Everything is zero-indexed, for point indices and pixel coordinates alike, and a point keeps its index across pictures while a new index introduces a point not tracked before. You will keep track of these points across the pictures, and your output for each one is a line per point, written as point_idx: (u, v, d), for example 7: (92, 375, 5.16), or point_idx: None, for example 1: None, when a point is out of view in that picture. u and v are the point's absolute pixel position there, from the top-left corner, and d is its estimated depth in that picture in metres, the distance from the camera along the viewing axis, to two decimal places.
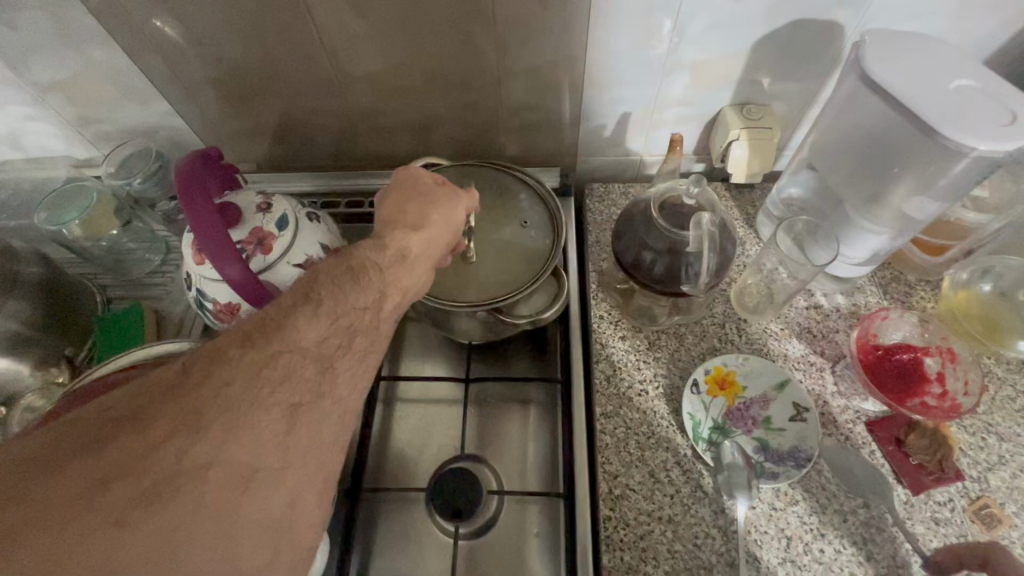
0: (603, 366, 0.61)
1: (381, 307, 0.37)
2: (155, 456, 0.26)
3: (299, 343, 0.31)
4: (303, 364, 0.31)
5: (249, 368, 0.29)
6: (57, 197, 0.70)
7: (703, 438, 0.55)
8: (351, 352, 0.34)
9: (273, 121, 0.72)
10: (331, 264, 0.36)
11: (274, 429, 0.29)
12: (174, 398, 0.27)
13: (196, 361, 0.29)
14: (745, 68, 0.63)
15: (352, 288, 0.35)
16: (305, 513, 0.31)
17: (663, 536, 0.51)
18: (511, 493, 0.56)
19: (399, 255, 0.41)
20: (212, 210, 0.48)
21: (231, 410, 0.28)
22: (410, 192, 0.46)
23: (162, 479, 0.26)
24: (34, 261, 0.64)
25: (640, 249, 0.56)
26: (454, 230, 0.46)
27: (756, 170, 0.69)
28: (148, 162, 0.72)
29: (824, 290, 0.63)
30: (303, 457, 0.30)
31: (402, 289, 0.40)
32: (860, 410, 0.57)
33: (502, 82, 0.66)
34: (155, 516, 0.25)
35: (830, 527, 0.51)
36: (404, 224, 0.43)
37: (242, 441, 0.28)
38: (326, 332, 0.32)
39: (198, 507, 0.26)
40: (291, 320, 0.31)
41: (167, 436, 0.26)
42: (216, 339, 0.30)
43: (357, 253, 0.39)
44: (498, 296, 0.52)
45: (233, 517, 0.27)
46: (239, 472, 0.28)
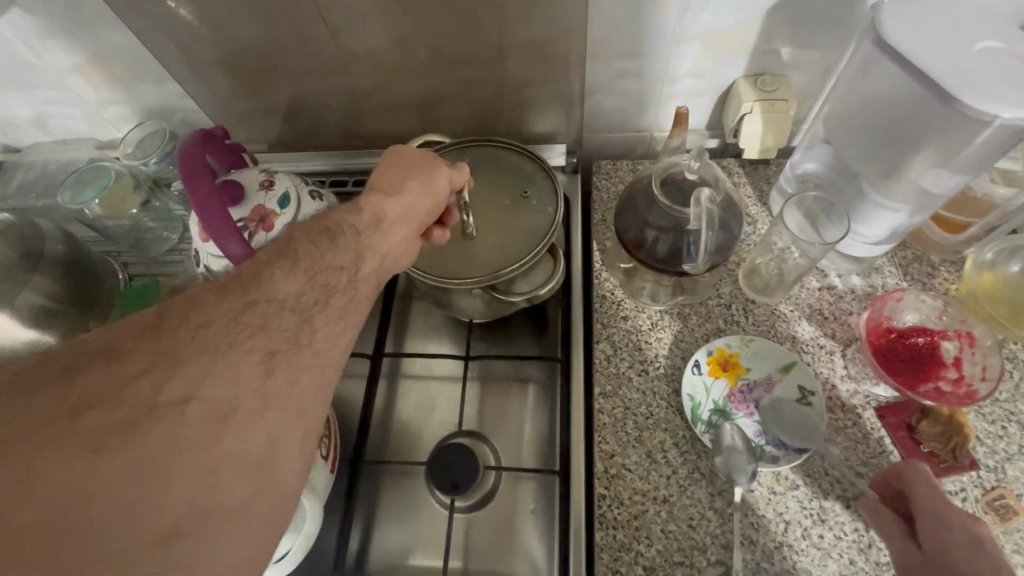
0: (603, 346, 0.60)
1: (359, 266, 0.40)
2: (133, 389, 0.28)
3: (277, 295, 0.34)
4: (281, 314, 0.34)
5: (227, 313, 0.32)
6: (78, 177, 0.73)
7: (703, 420, 0.54)
8: (333, 307, 0.36)
9: (280, 102, 0.72)
10: (311, 226, 0.40)
11: (253, 372, 0.31)
12: (153, 335, 0.30)
13: (174, 307, 0.32)
14: (758, 37, 0.60)
15: (329, 247, 0.39)
16: (291, 458, 0.31)
17: (657, 516, 0.51)
18: (508, 469, 0.56)
19: (376, 219, 0.43)
20: (212, 186, 0.49)
21: (208, 350, 0.30)
22: (392, 163, 0.48)
23: (140, 410, 0.27)
24: (59, 239, 0.67)
25: (643, 228, 0.55)
26: (436, 199, 0.48)
27: (770, 146, 0.66)
28: (163, 141, 0.74)
29: (838, 271, 0.61)
30: (282, 402, 0.31)
31: (380, 250, 0.42)
32: (870, 395, 0.55)
33: (506, 56, 0.64)
34: (132, 444, 0.26)
35: (832, 513, 0.50)
36: (381, 190, 0.46)
37: (220, 378, 0.29)
38: (303, 287, 0.36)
39: (176, 438, 0.27)
40: (269, 274, 0.35)
41: (146, 369, 0.28)
42: (193, 291, 0.33)
43: (335, 216, 0.42)
44: (502, 269, 0.52)
45: (211, 452, 0.28)
46: (216, 409, 0.29)
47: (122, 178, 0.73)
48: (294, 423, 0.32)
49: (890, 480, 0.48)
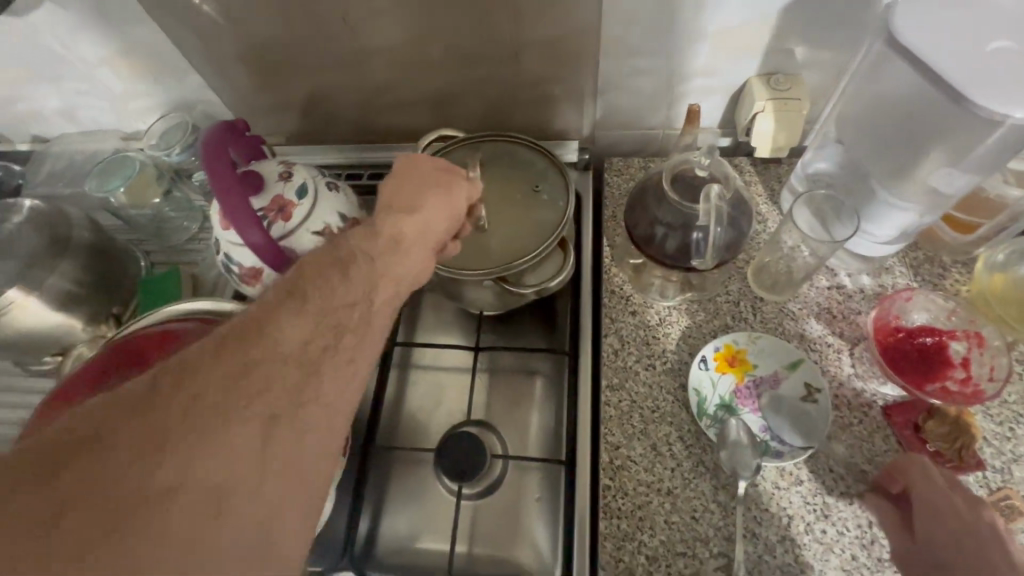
0: (611, 340, 0.61)
1: (372, 299, 0.38)
2: (125, 478, 0.27)
3: (280, 352, 0.32)
4: (284, 370, 0.32)
5: (225, 379, 0.30)
6: (104, 167, 0.75)
7: (708, 415, 0.55)
8: (342, 349, 0.35)
9: (298, 96, 0.74)
10: (321, 256, 0.38)
11: (250, 445, 0.30)
12: (146, 412, 0.29)
13: (170, 374, 0.30)
14: (772, 36, 0.60)
15: (341, 284, 0.37)
16: (289, 528, 0.31)
17: (661, 508, 0.52)
18: (514, 458, 0.57)
19: (392, 243, 0.42)
20: (233, 176, 0.51)
21: (201, 428, 0.29)
22: (404, 185, 0.47)
23: (131, 504, 0.27)
24: (85, 226, 0.69)
25: (652, 224, 0.56)
26: (452, 216, 0.47)
27: (782, 145, 0.66)
28: (185, 133, 0.76)
29: (848, 270, 0.61)
30: (283, 471, 0.31)
31: (393, 276, 0.41)
32: (877, 394, 0.55)
33: (520, 54, 0.65)
34: (121, 546, 0.26)
35: (835, 508, 0.50)
36: (397, 210, 0.45)
37: (215, 462, 0.29)
38: (310, 334, 0.34)
39: (168, 530, 0.27)
40: (272, 324, 0.33)
41: (138, 455, 0.28)
42: (192, 351, 0.32)
43: (351, 243, 0.41)
44: (510, 262, 0.53)
45: (205, 542, 0.28)
46: (211, 494, 0.28)
47: (144, 169, 0.75)
48: (294, 493, 0.31)
49: (892, 483, 0.49)
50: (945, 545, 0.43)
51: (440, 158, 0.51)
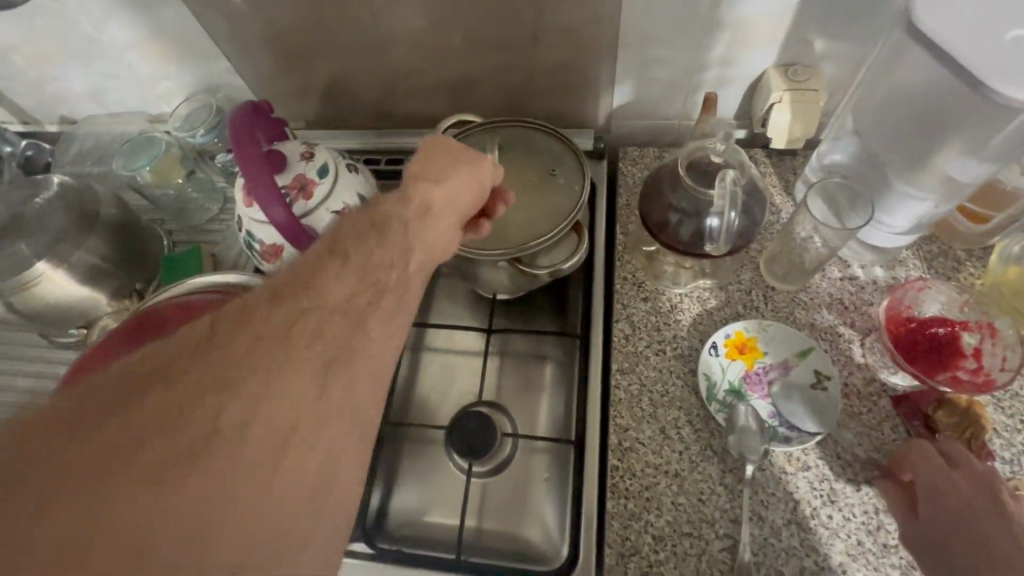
0: (622, 326, 0.61)
1: (407, 263, 0.40)
2: (192, 412, 0.28)
3: (326, 302, 0.34)
4: (333, 318, 0.33)
5: (281, 324, 0.32)
6: (130, 146, 0.77)
7: (717, 399, 0.56)
8: (384, 307, 0.37)
9: (320, 81, 0.76)
10: (357, 219, 0.41)
11: (310, 388, 0.31)
12: (210, 353, 0.30)
13: (229, 319, 0.32)
14: (792, 27, 0.60)
15: (376, 244, 0.39)
16: (344, 473, 0.32)
17: (668, 489, 0.52)
18: (524, 437, 0.58)
19: (422, 209, 0.44)
20: (259, 153, 0.52)
21: (262, 367, 0.30)
22: (432, 159, 0.49)
23: (200, 437, 0.27)
24: (112, 204, 0.72)
25: (666, 210, 0.56)
26: (479, 186, 0.49)
27: (798, 136, 0.66)
28: (209, 115, 0.78)
29: (861, 262, 0.61)
30: (339, 417, 0.32)
31: (424, 241, 0.43)
32: (887, 384, 0.55)
33: (540, 42, 0.66)
34: (194, 476, 0.26)
35: (842, 494, 0.51)
36: (427, 179, 0.47)
37: (277, 399, 0.29)
38: (354, 289, 0.35)
39: (237, 464, 0.28)
40: (319, 278, 0.35)
41: (203, 391, 0.28)
42: (247, 300, 0.33)
43: (383, 207, 0.43)
44: (525, 243, 0.54)
45: (272, 477, 0.28)
46: (277, 432, 0.29)
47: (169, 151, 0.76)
48: (347, 438, 0.32)
49: (902, 470, 0.49)
50: (966, 526, 0.44)
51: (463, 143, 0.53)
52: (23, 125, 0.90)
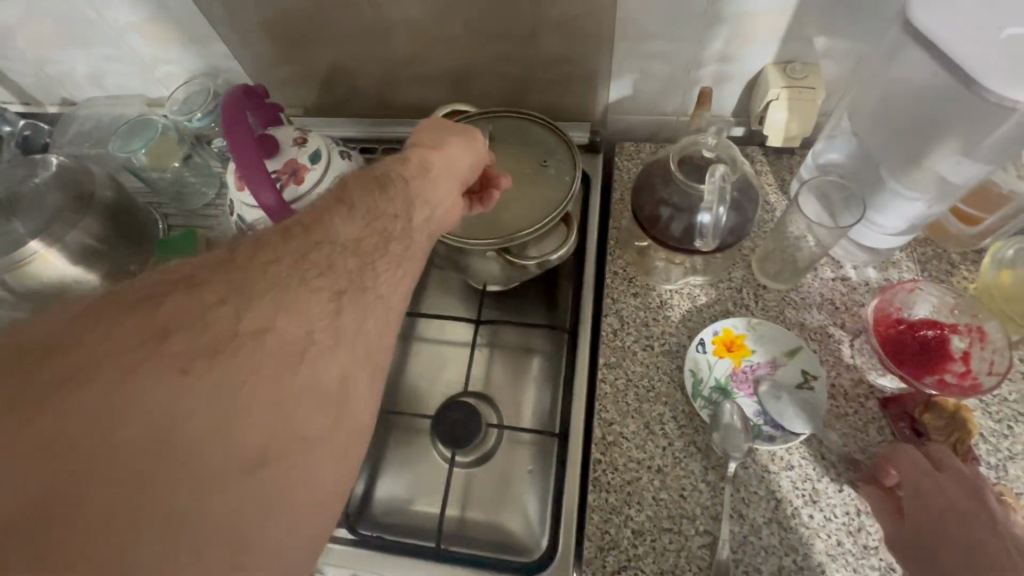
0: (611, 320, 0.61)
1: (411, 218, 0.42)
2: (214, 315, 0.29)
3: (338, 238, 0.36)
4: (344, 255, 0.36)
5: (295, 251, 0.34)
6: (128, 128, 0.77)
7: (702, 396, 0.55)
8: (390, 253, 0.38)
9: (318, 67, 0.75)
10: (362, 175, 0.43)
11: (323, 310, 0.32)
12: (231, 269, 0.32)
13: (246, 247, 0.34)
14: (792, 23, 0.60)
15: (381, 196, 0.41)
16: (357, 395, 0.33)
17: (650, 484, 0.52)
18: (508, 429, 0.58)
19: (422, 168, 0.46)
20: (250, 136, 0.53)
21: (280, 283, 0.32)
22: (434, 126, 0.50)
23: (222, 336, 0.29)
24: (108, 185, 0.72)
25: (658, 205, 0.56)
26: (476, 153, 0.50)
27: (795, 134, 0.66)
28: (206, 99, 0.78)
29: (854, 262, 0.61)
30: (351, 343, 0.33)
31: (426, 199, 0.44)
32: (875, 386, 0.55)
33: (537, 34, 0.66)
34: (216, 368, 0.28)
35: (824, 494, 0.50)
36: (424, 144, 0.48)
37: (293, 311, 0.31)
38: (361, 233, 0.38)
39: (257, 364, 0.29)
40: (329, 220, 0.37)
41: (224, 299, 0.30)
42: (261, 235, 0.35)
43: (385, 167, 0.45)
44: (513, 233, 0.54)
45: (290, 382, 0.30)
46: (294, 342, 0.30)
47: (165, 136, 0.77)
48: (359, 362, 0.33)
49: (886, 471, 0.49)
50: (948, 526, 0.43)
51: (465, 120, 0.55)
52: (24, 105, 0.91)
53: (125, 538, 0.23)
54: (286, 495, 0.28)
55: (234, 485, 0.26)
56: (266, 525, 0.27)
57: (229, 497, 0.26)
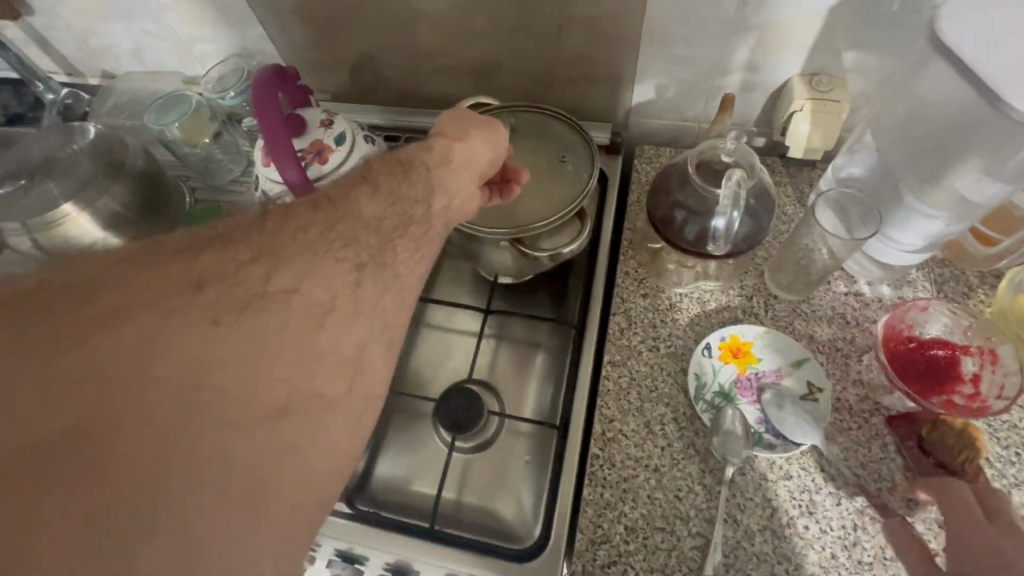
0: (618, 319, 0.62)
1: (430, 203, 0.43)
2: (244, 273, 0.30)
3: (362, 214, 0.37)
4: (367, 231, 0.37)
5: (322, 223, 0.35)
6: (164, 102, 0.79)
7: (705, 400, 0.55)
8: (409, 235, 0.40)
9: (348, 54, 0.77)
10: (385, 159, 0.44)
11: (344, 280, 0.34)
12: (259, 232, 0.32)
13: (275, 212, 0.35)
14: (819, 34, 0.60)
15: (404, 179, 0.42)
16: (369, 364, 0.34)
17: (646, 483, 0.52)
18: (510, 418, 0.59)
19: (444, 157, 0.47)
20: (279, 113, 0.54)
21: (307, 250, 0.33)
22: (464, 119, 0.51)
23: (249, 295, 0.30)
24: (140, 156, 0.74)
25: (673, 207, 0.56)
26: (496, 147, 0.50)
27: (817, 146, 0.65)
28: (239, 78, 0.80)
29: (868, 278, 0.60)
30: (367, 314, 0.35)
31: (445, 187, 0.45)
32: (881, 403, 0.54)
33: (565, 33, 0.67)
34: (242, 325, 0.29)
35: (821, 506, 0.50)
36: (448, 134, 0.49)
37: (315, 278, 0.32)
38: (384, 212, 0.39)
39: (281, 324, 0.30)
40: (354, 195, 0.38)
41: (253, 258, 0.31)
42: (288, 203, 0.36)
43: (409, 153, 0.45)
44: (527, 223, 0.54)
45: (309, 345, 0.31)
46: (316, 307, 0.32)
47: (188, 117, 0.77)
48: (373, 333, 0.35)
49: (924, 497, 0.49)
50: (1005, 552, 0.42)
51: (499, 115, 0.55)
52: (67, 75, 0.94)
53: (127, 527, 0.23)
54: (296, 460, 0.29)
55: (239, 477, 0.26)
56: (268, 518, 0.27)
57: (247, 452, 0.27)
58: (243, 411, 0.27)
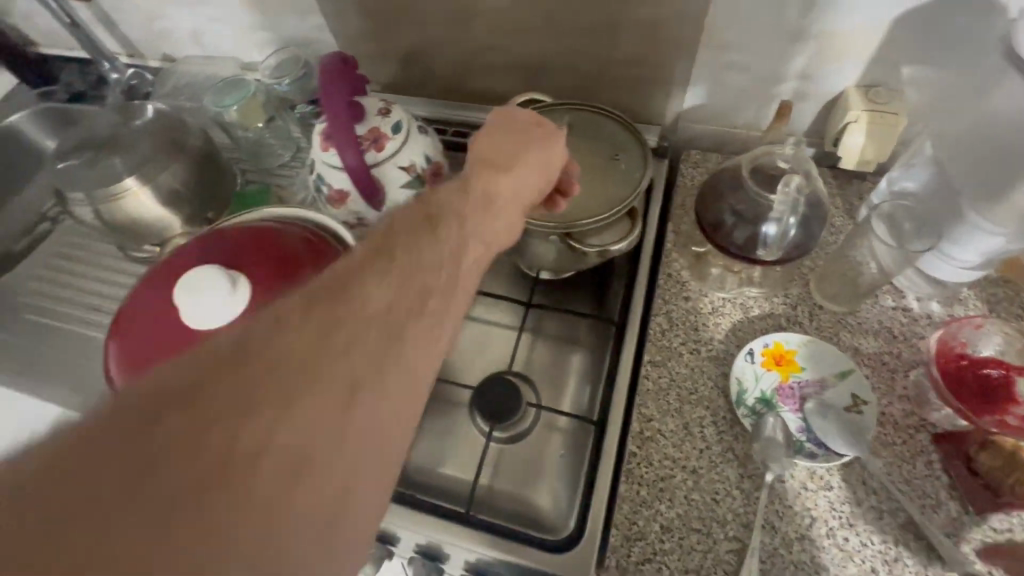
0: (660, 320, 0.62)
1: (459, 260, 0.37)
2: (209, 433, 0.24)
3: (364, 312, 0.30)
4: (367, 332, 0.30)
5: (311, 334, 0.28)
6: (224, 84, 0.82)
7: (746, 405, 0.55)
8: (424, 317, 0.33)
9: (403, 47, 0.79)
10: (409, 216, 0.37)
11: (333, 409, 0.27)
12: (229, 366, 0.26)
13: (253, 329, 0.28)
14: (882, 45, 0.59)
15: (427, 242, 0.35)
16: (368, 497, 0.29)
17: (683, 484, 0.52)
18: (547, 411, 0.59)
19: (487, 199, 0.42)
20: (343, 105, 0.56)
21: (287, 383, 0.27)
22: (511, 125, 0.50)
23: (216, 462, 0.24)
24: (199, 137, 0.77)
25: (723, 211, 0.57)
26: (547, 173, 0.48)
27: (869, 158, 0.65)
28: (296, 66, 0.82)
29: (917, 294, 0.59)
30: (364, 441, 0.28)
31: (478, 238, 0.40)
32: (928, 420, 0.53)
33: (621, 35, 0.67)
34: (206, 507, 0.23)
35: (862, 520, 0.50)
36: (496, 164, 0.46)
37: (297, 423, 0.26)
38: (393, 298, 0.32)
39: (253, 492, 0.24)
40: (358, 282, 0.31)
41: (222, 410, 0.25)
42: (272, 308, 0.29)
43: (440, 199, 0.39)
44: (577, 219, 0.55)
45: (290, 507, 0.25)
46: (298, 457, 0.26)
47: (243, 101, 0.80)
48: (373, 461, 0.29)
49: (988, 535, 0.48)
50: None
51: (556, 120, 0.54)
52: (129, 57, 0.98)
53: None
54: None
55: None
56: None
57: None
58: (238, 529, 0.24)
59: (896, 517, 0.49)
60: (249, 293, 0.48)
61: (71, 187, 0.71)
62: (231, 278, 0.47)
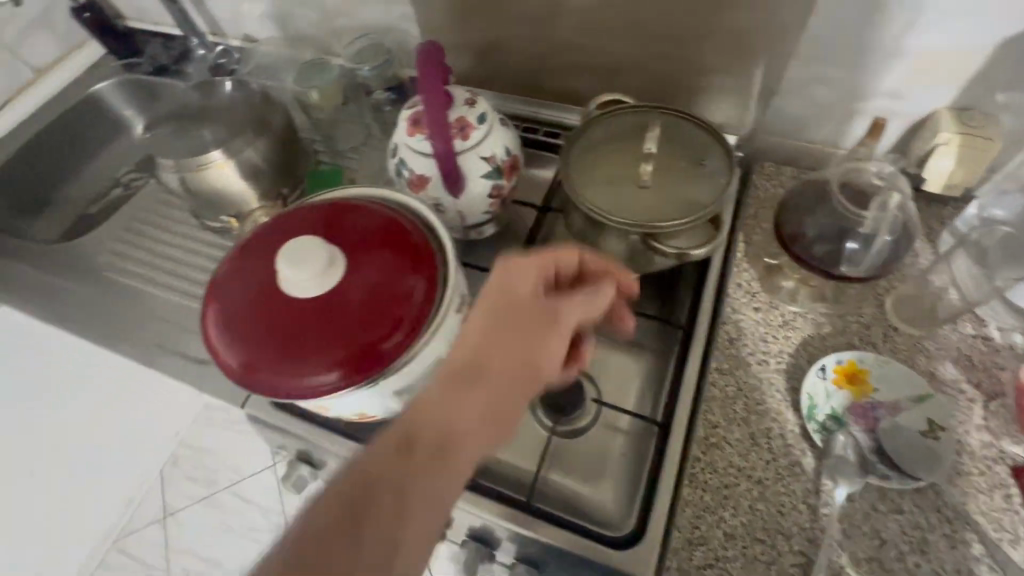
0: (728, 328, 0.62)
1: (414, 513, 0.38)
2: None
3: (372, 519, 0.37)
4: (377, 532, 0.36)
5: (332, 547, 0.35)
6: (307, 67, 0.84)
7: (816, 421, 0.55)
8: (424, 512, 0.38)
9: (483, 41, 0.80)
10: (359, 477, 0.38)
11: None
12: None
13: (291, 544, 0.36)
14: (982, 68, 0.58)
15: (370, 533, 0.36)
16: None
17: (747, 493, 0.52)
18: (610, 407, 0.59)
19: (441, 449, 0.40)
20: (440, 88, 0.57)
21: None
22: (508, 291, 0.45)
23: None
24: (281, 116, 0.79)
25: (804, 224, 0.56)
26: (532, 368, 0.44)
27: (957, 182, 0.64)
28: (377, 54, 0.84)
29: (998, 323, 0.58)
30: None
31: (428, 497, 0.38)
32: (1006, 452, 0.52)
33: (708, 41, 0.67)
34: None
35: (934, 547, 0.49)
36: (470, 372, 0.42)
37: None
38: (395, 502, 0.38)
39: None
40: (371, 484, 0.38)
41: None
42: (309, 515, 0.37)
43: (394, 435, 0.40)
44: (659, 221, 0.54)
45: None
46: None
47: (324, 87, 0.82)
48: None
49: None
50: None
51: (565, 254, 0.48)
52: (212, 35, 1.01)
53: None
54: None
55: None
56: None
57: None
58: None
59: (970, 548, 0.48)
60: (343, 269, 0.49)
61: (161, 154, 0.74)
62: (329, 254, 0.48)
